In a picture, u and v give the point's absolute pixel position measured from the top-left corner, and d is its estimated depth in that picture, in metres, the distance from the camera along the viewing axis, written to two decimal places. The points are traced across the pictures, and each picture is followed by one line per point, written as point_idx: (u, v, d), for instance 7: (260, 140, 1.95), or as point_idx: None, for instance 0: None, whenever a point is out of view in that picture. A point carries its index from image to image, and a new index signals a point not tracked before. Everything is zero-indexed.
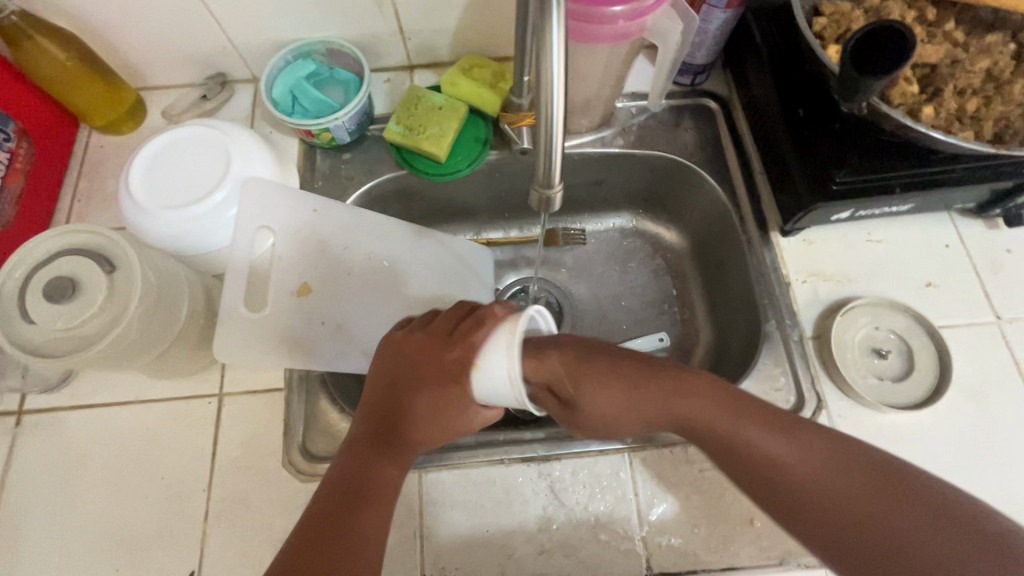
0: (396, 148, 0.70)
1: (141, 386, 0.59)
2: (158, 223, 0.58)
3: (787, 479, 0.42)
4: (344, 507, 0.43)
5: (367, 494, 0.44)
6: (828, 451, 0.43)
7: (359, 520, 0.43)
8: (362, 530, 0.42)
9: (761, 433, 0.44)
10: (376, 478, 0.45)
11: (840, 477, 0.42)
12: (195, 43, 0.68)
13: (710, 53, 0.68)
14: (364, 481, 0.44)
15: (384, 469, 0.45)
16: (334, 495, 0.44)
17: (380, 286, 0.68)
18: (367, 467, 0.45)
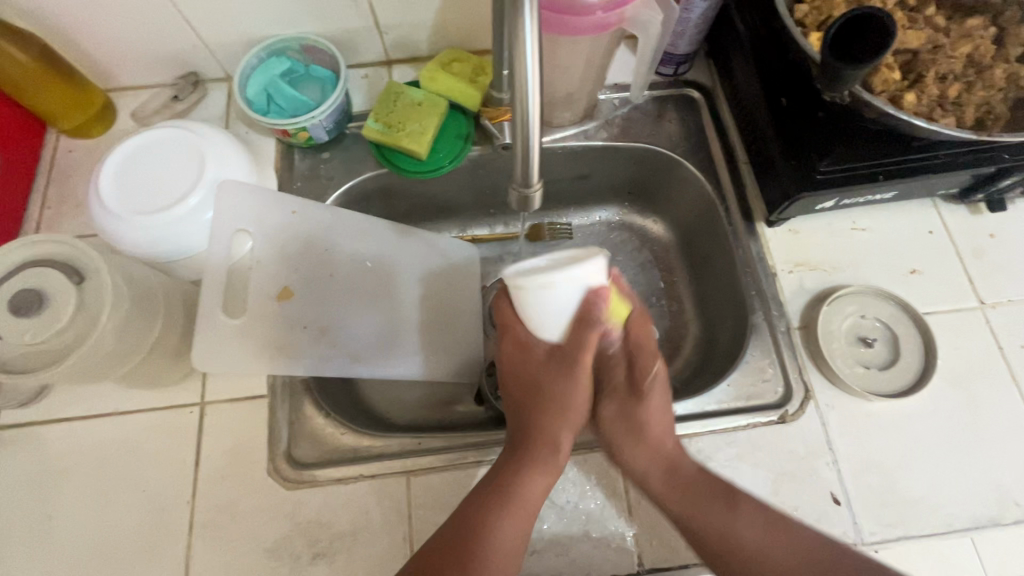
0: (376, 146, 0.68)
1: (120, 397, 0.57)
2: (132, 230, 0.56)
3: (716, 530, 0.49)
4: (496, 515, 0.48)
5: (524, 506, 0.49)
6: (757, 507, 0.49)
7: (495, 529, 0.48)
8: (501, 542, 0.47)
9: (712, 491, 0.50)
10: (521, 489, 0.50)
11: (763, 526, 0.48)
12: (164, 42, 0.66)
13: (693, 42, 0.67)
14: (502, 491, 0.50)
15: (535, 480, 0.50)
16: (466, 513, 0.49)
17: (365, 288, 0.68)
18: (514, 478, 0.50)
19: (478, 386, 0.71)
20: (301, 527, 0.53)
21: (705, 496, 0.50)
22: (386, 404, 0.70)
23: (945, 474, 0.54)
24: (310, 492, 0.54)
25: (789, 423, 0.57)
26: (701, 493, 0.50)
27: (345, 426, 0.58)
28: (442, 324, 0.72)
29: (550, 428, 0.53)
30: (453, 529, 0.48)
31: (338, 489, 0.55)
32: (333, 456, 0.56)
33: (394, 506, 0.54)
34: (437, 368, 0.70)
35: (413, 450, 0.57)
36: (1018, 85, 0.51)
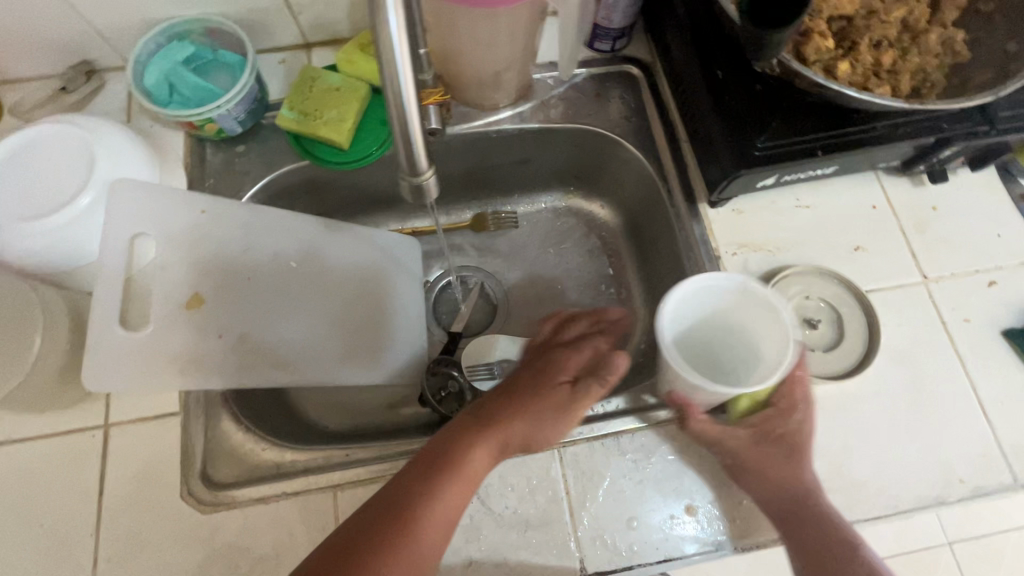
0: (294, 136, 0.63)
1: (11, 423, 0.52)
2: (8, 237, 0.50)
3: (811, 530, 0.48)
4: (401, 528, 0.43)
5: (430, 524, 0.44)
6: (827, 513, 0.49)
7: (397, 547, 0.42)
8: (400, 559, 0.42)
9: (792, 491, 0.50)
10: (432, 505, 0.44)
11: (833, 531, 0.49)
12: (46, 27, 0.60)
13: (627, 15, 0.63)
14: (417, 500, 0.44)
15: (451, 498, 0.45)
16: (370, 519, 0.43)
17: (289, 289, 0.62)
18: (430, 489, 0.45)
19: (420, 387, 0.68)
20: (219, 552, 0.49)
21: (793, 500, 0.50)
22: (322, 412, 0.66)
23: (890, 455, 0.53)
24: (228, 515, 0.50)
25: (735, 412, 0.55)
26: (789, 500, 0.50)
27: (266, 441, 0.54)
28: (377, 325, 0.67)
29: (484, 441, 0.48)
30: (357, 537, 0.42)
31: (260, 510, 0.51)
32: (254, 475, 0.52)
33: (321, 523, 0.51)
34: (373, 371, 0.66)
35: (341, 462, 0.53)
36: (953, 51, 0.50)
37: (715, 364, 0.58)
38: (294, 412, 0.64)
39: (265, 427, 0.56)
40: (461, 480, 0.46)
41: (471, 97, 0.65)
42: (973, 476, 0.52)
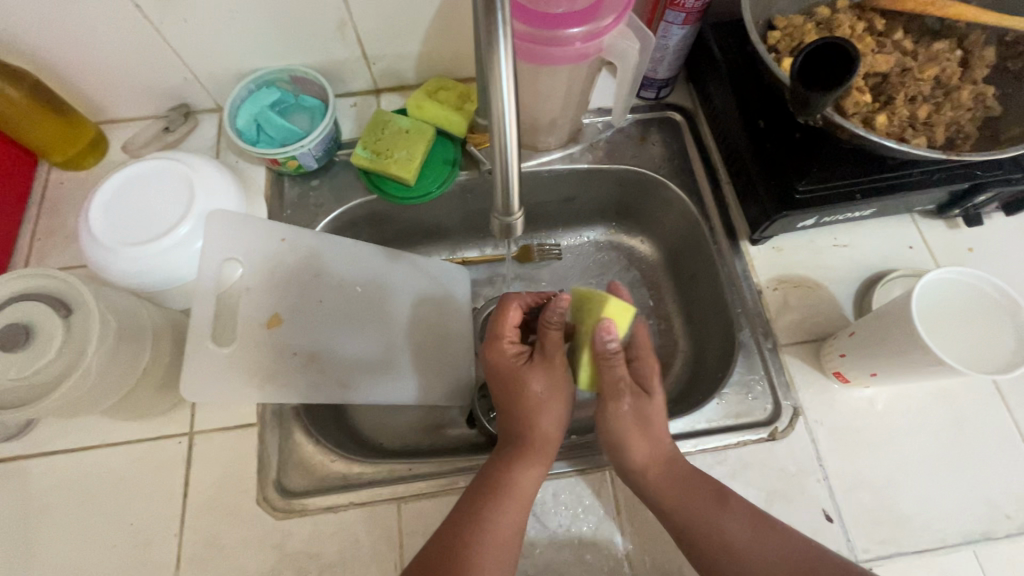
0: (365, 173, 0.69)
1: (107, 429, 0.57)
2: (121, 260, 0.57)
3: (702, 519, 0.49)
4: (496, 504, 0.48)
5: (520, 497, 0.49)
6: (745, 508, 0.50)
7: (497, 519, 0.48)
8: (501, 531, 0.47)
9: (704, 489, 0.51)
10: (516, 481, 0.50)
11: (751, 523, 0.49)
12: (156, 75, 0.68)
13: (672, 67, 0.69)
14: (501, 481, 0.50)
15: (529, 469, 0.50)
16: (470, 509, 0.48)
17: (355, 312, 0.67)
18: (507, 469, 0.50)
19: (472, 409, 0.70)
20: (290, 558, 0.53)
21: (693, 491, 0.51)
22: (379, 428, 0.69)
23: (931, 489, 0.54)
24: (300, 521, 0.54)
25: (778, 440, 0.57)
26: (682, 478, 0.51)
27: (334, 453, 0.58)
28: (433, 348, 0.72)
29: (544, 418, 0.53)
30: (457, 532, 0.47)
31: (329, 518, 0.54)
32: (324, 484, 0.56)
33: (383, 532, 0.54)
34: (428, 391, 0.70)
35: (405, 476, 0.56)
36: (985, 105, 0.53)
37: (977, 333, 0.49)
38: (353, 427, 0.67)
39: (332, 441, 0.59)
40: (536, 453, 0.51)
41: (526, 140, 0.71)
42: (1019, 512, 0.53)
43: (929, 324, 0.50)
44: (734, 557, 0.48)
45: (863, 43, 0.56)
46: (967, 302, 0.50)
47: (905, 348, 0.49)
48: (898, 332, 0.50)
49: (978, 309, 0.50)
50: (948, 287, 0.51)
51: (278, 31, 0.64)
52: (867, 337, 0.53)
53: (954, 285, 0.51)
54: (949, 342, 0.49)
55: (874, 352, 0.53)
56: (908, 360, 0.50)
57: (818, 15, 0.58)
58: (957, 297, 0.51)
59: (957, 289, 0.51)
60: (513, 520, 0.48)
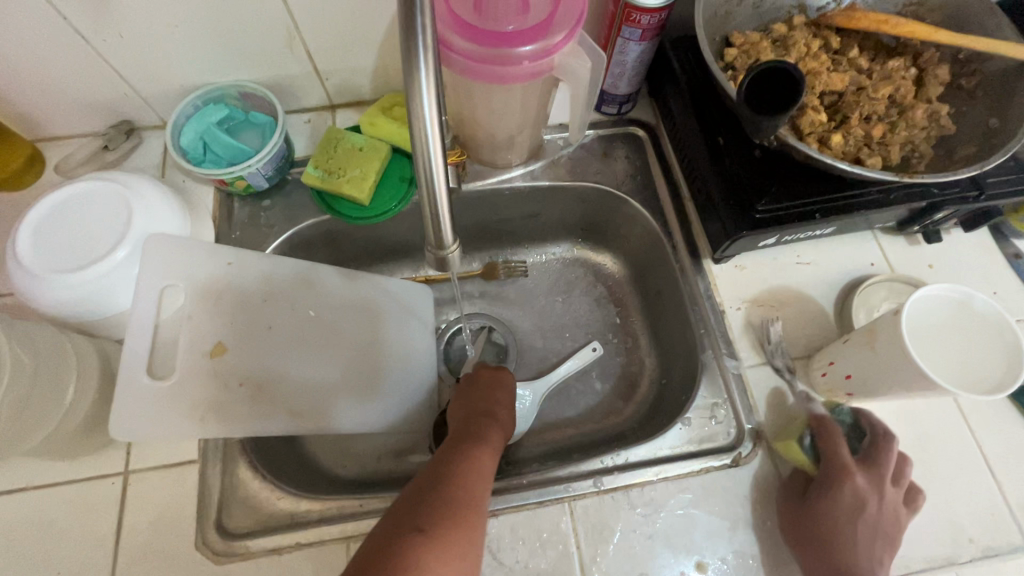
0: (318, 192, 0.67)
1: (33, 469, 0.53)
2: (49, 289, 0.54)
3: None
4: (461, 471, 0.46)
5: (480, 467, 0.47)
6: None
7: (462, 484, 0.44)
8: (469, 492, 0.44)
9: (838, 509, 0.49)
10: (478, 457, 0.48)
11: None
12: (94, 92, 0.64)
13: (632, 83, 0.68)
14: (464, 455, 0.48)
15: (487, 451, 0.50)
16: (434, 476, 0.45)
17: (308, 337, 0.65)
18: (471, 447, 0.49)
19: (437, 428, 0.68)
20: None
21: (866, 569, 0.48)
22: (333, 458, 0.66)
23: None
24: (242, 565, 0.51)
25: (742, 466, 0.55)
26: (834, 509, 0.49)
27: (281, 490, 0.55)
28: (391, 372, 0.69)
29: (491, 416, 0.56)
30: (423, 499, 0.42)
31: (274, 561, 0.51)
32: (269, 524, 0.53)
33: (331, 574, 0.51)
34: (389, 419, 0.67)
35: (354, 512, 0.54)
36: (939, 124, 0.53)
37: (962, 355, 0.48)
38: (306, 457, 0.65)
39: (280, 476, 0.57)
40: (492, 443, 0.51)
41: (485, 156, 0.69)
42: (983, 536, 0.52)
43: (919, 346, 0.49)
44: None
45: (819, 60, 0.55)
46: (951, 320, 0.49)
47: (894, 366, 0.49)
48: (887, 346, 0.49)
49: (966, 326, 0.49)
50: (927, 304, 0.49)
51: (222, 46, 0.62)
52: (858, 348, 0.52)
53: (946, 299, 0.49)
54: (939, 361, 0.49)
55: (863, 362, 0.52)
56: (898, 378, 0.49)
57: (774, 32, 0.58)
58: (948, 316, 0.49)
59: (932, 306, 0.49)
60: (476, 485, 0.45)
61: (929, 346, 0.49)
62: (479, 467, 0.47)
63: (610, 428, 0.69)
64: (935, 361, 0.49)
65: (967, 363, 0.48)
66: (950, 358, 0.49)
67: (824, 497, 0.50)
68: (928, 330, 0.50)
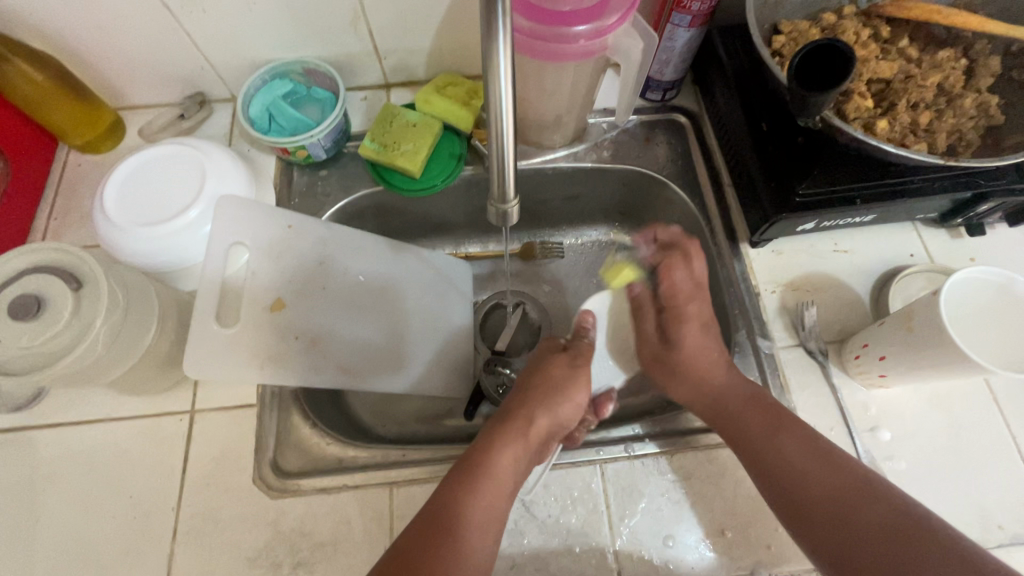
0: (372, 164, 0.71)
1: (113, 403, 0.59)
2: (133, 240, 0.59)
3: (775, 451, 0.53)
4: (476, 483, 0.50)
5: (498, 477, 0.50)
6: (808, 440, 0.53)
7: (477, 492, 0.49)
8: (478, 508, 0.48)
9: (759, 419, 0.55)
10: (502, 463, 0.51)
11: (814, 458, 0.52)
12: (175, 63, 0.70)
13: (678, 69, 0.69)
14: (484, 464, 0.51)
15: (516, 453, 0.52)
16: (451, 487, 0.50)
17: (357, 301, 0.69)
18: (492, 453, 0.52)
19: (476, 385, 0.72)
20: (284, 535, 0.54)
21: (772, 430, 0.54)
22: (375, 417, 0.70)
23: (924, 495, 0.54)
24: (294, 501, 0.55)
25: None
26: (767, 421, 0.54)
27: (330, 436, 0.59)
28: (432, 340, 0.73)
29: (532, 413, 0.55)
30: (432, 510, 0.48)
31: (322, 498, 0.55)
32: (319, 466, 0.57)
33: (375, 515, 0.55)
34: (428, 384, 0.71)
35: (397, 461, 0.57)
36: (988, 114, 0.53)
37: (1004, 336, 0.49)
38: (351, 414, 0.69)
39: (329, 424, 0.61)
40: (526, 438, 0.54)
41: (531, 136, 0.72)
42: (1013, 522, 0.53)
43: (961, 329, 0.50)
44: (804, 484, 0.51)
45: (867, 49, 0.56)
46: (990, 304, 0.50)
47: (928, 344, 0.50)
48: (922, 326, 0.50)
49: (1005, 310, 0.49)
50: (966, 289, 0.50)
51: (293, 23, 0.66)
52: (893, 329, 0.53)
53: (984, 285, 0.50)
54: (979, 344, 0.50)
55: (900, 342, 0.53)
56: (931, 356, 0.50)
57: (823, 21, 0.59)
58: (987, 300, 0.50)
59: (970, 289, 0.50)
60: (486, 499, 0.49)
61: (971, 329, 0.50)
62: (495, 480, 0.50)
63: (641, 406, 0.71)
64: (971, 339, 0.50)
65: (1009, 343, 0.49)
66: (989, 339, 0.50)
67: (746, 407, 0.56)
68: (969, 314, 0.50)
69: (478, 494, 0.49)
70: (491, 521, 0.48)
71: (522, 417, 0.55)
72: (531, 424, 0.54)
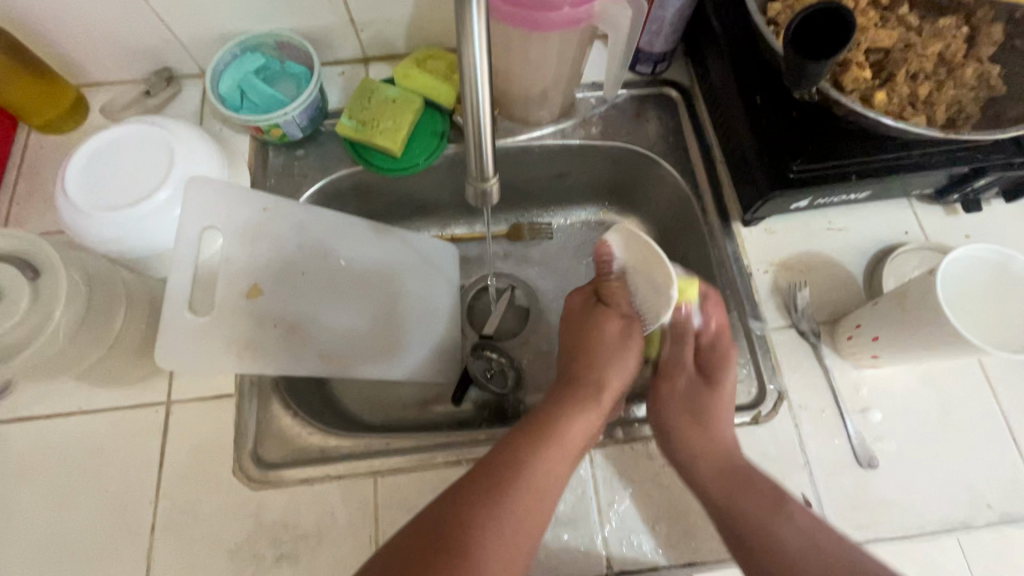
0: (350, 144, 0.68)
1: (84, 395, 0.57)
2: (98, 224, 0.56)
3: (756, 524, 0.47)
4: (546, 444, 0.49)
5: (565, 443, 0.50)
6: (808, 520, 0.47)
7: (542, 453, 0.48)
8: (546, 470, 0.48)
9: (757, 500, 0.49)
10: (567, 425, 0.51)
11: (807, 543, 0.46)
12: (138, 37, 0.66)
13: (669, 41, 0.67)
14: (555, 427, 0.51)
15: (581, 414, 0.52)
16: (516, 445, 0.49)
17: (338, 286, 0.66)
18: (563, 416, 0.51)
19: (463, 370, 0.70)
20: (265, 527, 0.53)
21: (753, 492, 0.49)
22: (360, 404, 0.69)
23: (912, 476, 0.54)
24: (275, 493, 0.54)
25: (761, 424, 0.56)
26: (762, 496, 0.49)
27: (312, 426, 0.57)
28: (419, 325, 0.71)
29: (598, 372, 0.56)
30: (497, 468, 0.47)
31: (305, 489, 0.54)
32: (300, 456, 0.56)
33: (360, 505, 0.54)
34: (414, 369, 0.69)
35: (381, 449, 0.56)
36: (989, 85, 0.51)
37: (1001, 315, 0.48)
38: (336, 402, 0.67)
39: (311, 413, 0.59)
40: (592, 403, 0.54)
41: (516, 113, 0.69)
42: (1000, 502, 0.53)
43: (957, 308, 0.48)
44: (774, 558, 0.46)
45: (866, 16, 0.54)
46: (988, 284, 0.49)
47: (922, 325, 0.48)
48: (917, 307, 0.48)
49: (1003, 289, 0.48)
50: (963, 269, 0.49)
51: None
52: (886, 310, 0.52)
53: (981, 264, 0.49)
54: (976, 322, 0.48)
55: (895, 323, 0.51)
56: (925, 338, 0.49)
57: None
58: (984, 279, 0.49)
59: (968, 268, 0.49)
60: (553, 462, 0.48)
61: (964, 307, 0.49)
62: (562, 441, 0.50)
63: None
64: (966, 318, 0.48)
65: (1006, 321, 0.48)
66: (983, 318, 0.48)
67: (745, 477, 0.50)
68: (965, 294, 0.49)
69: (542, 453, 0.48)
70: (552, 485, 0.48)
71: (587, 381, 0.55)
72: (601, 383, 0.55)
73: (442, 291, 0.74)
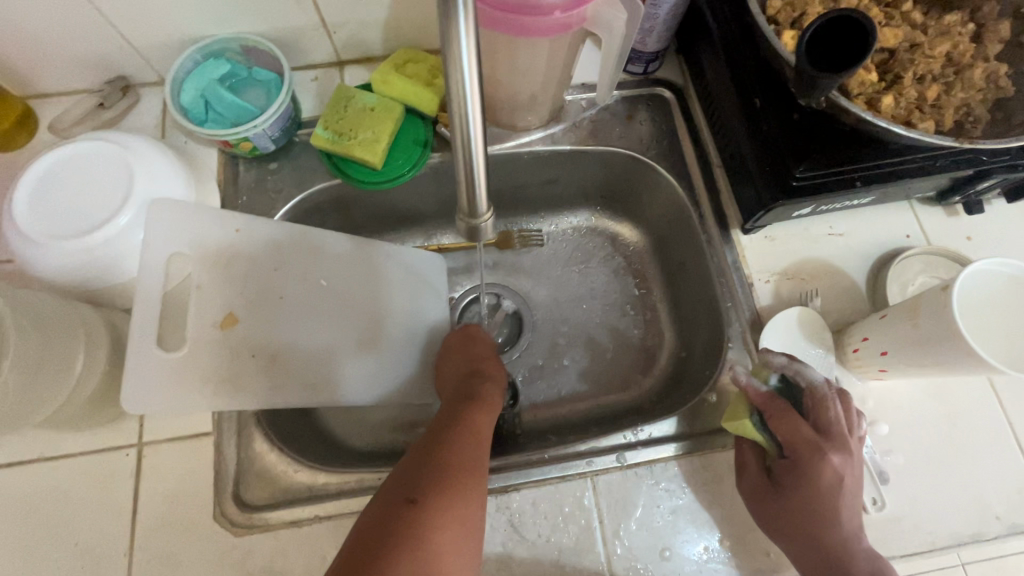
0: (326, 155, 0.63)
1: (46, 441, 0.52)
2: (52, 255, 0.51)
3: None
4: (439, 472, 0.44)
5: (464, 464, 0.45)
6: None
7: (439, 480, 0.43)
8: (443, 500, 0.42)
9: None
10: (462, 450, 0.46)
11: None
12: (87, 46, 0.60)
13: (662, 39, 0.63)
14: (447, 449, 0.46)
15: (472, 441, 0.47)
16: (407, 476, 0.43)
17: (320, 308, 0.62)
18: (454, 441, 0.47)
19: None
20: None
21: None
22: (347, 428, 0.66)
23: (922, 490, 0.52)
24: (261, 537, 0.51)
25: None
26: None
27: (299, 463, 0.54)
28: (408, 344, 0.67)
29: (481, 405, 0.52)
30: (397, 508, 0.41)
31: (293, 533, 0.51)
32: (286, 497, 0.52)
33: None
34: (403, 391, 0.65)
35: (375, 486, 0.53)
36: (997, 85, 0.49)
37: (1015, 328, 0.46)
38: (322, 429, 0.64)
39: (296, 448, 0.56)
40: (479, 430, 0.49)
41: (503, 118, 0.66)
42: (1008, 513, 0.52)
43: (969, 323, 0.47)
44: None
45: None
46: (1002, 297, 0.47)
47: (934, 340, 0.46)
48: (929, 322, 0.47)
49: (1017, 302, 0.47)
50: (977, 283, 0.47)
51: None
52: (897, 323, 0.50)
53: (997, 277, 0.47)
54: (984, 335, 0.47)
55: (903, 336, 0.50)
56: (935, 353, 0.47)
57: None
58: (998, 291, 0.47)
59: (981, 282, 0.47)
60: (454, 488, 0.43)
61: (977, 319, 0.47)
62: (459, 464, 0.45)
63: (631, 402, 0.68)
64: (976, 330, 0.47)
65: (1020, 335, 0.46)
66: (994, 333, 0.47)
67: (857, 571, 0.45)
68: (978, 308, 0.47)
69: (437, 478, 0.43)
70: (451, 518, 0.41)
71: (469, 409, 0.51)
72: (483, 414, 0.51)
73: (430, 305, 0.70)
